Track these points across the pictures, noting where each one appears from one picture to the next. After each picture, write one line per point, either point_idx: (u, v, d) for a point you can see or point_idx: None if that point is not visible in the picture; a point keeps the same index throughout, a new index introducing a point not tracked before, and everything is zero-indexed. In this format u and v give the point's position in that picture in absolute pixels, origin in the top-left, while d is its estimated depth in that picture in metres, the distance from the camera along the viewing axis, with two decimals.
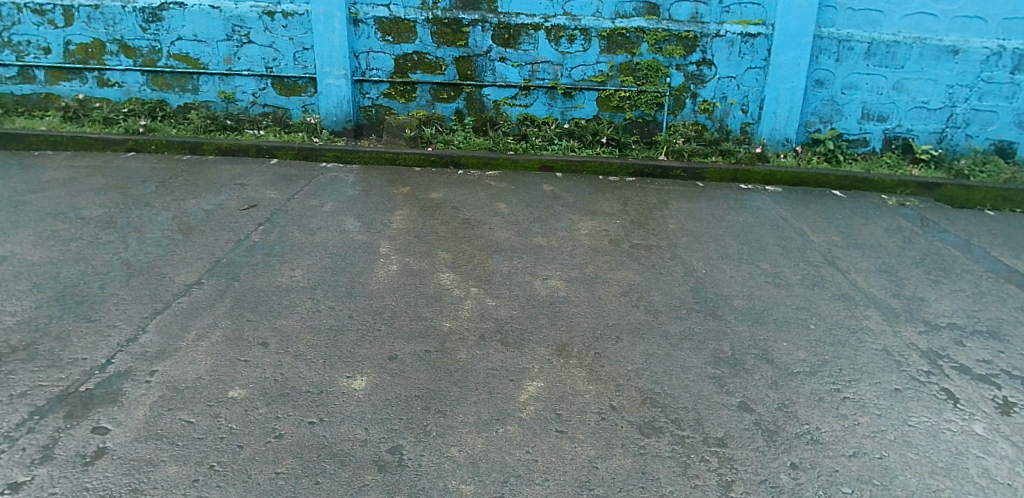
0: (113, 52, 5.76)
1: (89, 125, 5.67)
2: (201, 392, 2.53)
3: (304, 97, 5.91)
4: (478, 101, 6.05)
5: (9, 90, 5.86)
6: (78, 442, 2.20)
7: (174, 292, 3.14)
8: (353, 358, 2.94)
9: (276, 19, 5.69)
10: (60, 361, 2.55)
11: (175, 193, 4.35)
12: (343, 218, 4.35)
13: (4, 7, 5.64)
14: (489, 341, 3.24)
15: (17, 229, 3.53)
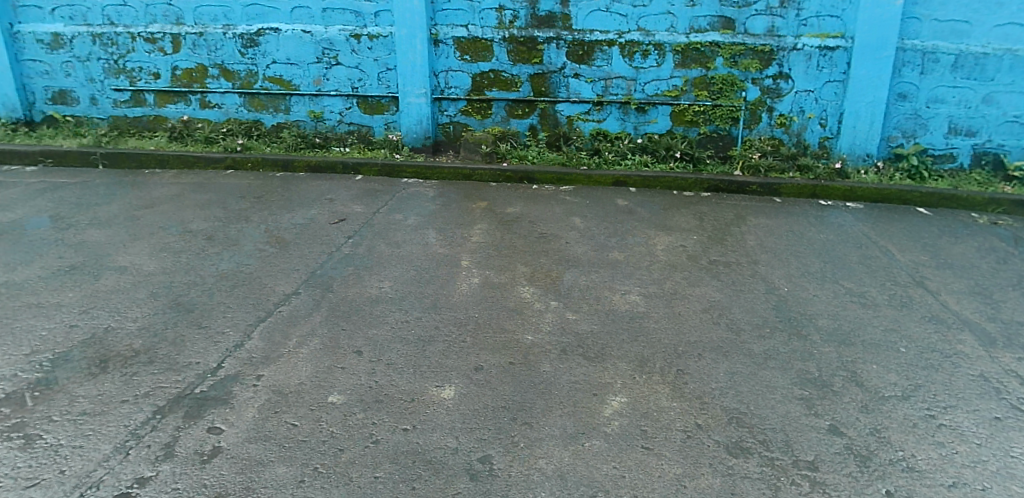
0: (214, 76, 6.13)
1: (192, 144, 6.05)
2: (304, 397, 2.66)
3: (386, 115, 6.13)
4: (552, 117, 6.12)
5: (123, 113, 6.33)
6: (196, 440, 2.34)
7: (275, 301, 3.32)
8: (440, 368, 3.02)
9: (362, 41, 5.92)
10: (176, 365, 2.72)
11: (269, 208, 4.58)
12: (425, 232, 4.47)
13: (120, 36, 6.10)
14: (571, 355, 3.26)
15: (134, 241, 3.81)
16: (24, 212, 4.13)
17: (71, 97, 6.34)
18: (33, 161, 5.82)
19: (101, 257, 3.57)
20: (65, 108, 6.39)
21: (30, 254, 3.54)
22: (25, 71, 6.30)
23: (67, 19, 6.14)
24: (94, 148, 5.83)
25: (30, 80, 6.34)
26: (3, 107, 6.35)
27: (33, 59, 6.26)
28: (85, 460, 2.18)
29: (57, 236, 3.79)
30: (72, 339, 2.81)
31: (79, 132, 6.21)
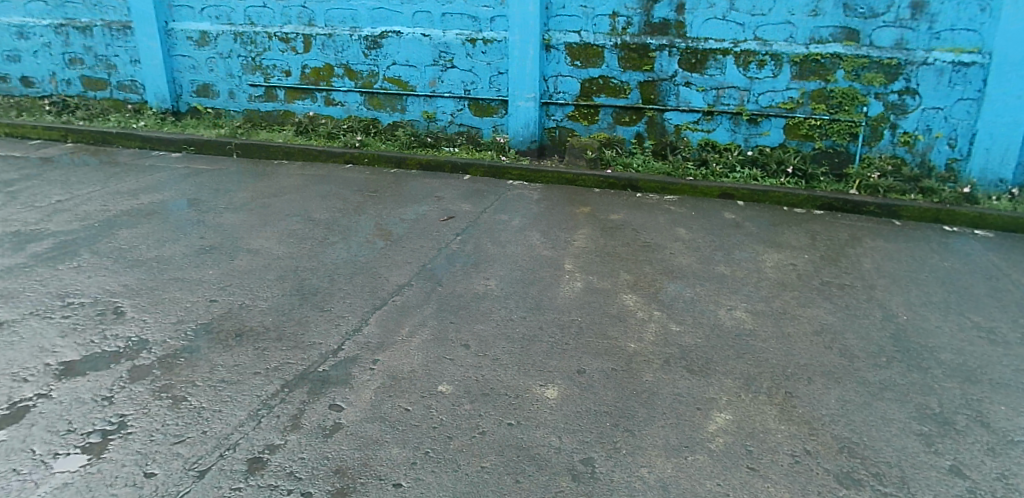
0: (339, 75, 6.49)
1: (315, 139, 6.44)
2: (416, 384, 2.78)
3: (495, 118, 6.27)
4: (660, 125, 6.04)
5: (257, 107, 6.81)
6: (320, 415, 2.49)
7: (389, 291, 3.48)
8: (544, 368, 3.05)
9: (477, 45, 6.09)
10: (302, 344, 2.91)
11: (383, 202, 4.80)
12: (530, 233, 4.53)
13: (258, 36, 6.57)
14: (675, 367, 3.21)
15: (265, 226, 4.10)
16: (171, 194, 4.53)
17: (212, 90, 6.89)
18: (178, 148, 6.38)
19: (235, 239, 3.87)
20: (207, 101, 6.94)
21: (176, 232, 3.88)
22: (175, 65, 6.89)
23: (214, 19, 6.68)
24: (231, 139, 6.32)
25: (179, 74, 6.93)
26: (156, 98, 6.99)
27: (183, 55, 6.85)
28: (224, 423, 2.37)
29: (199, 218, 4.13)
30: (212, 312, 3.06)
31: (218, 123, 6.75)
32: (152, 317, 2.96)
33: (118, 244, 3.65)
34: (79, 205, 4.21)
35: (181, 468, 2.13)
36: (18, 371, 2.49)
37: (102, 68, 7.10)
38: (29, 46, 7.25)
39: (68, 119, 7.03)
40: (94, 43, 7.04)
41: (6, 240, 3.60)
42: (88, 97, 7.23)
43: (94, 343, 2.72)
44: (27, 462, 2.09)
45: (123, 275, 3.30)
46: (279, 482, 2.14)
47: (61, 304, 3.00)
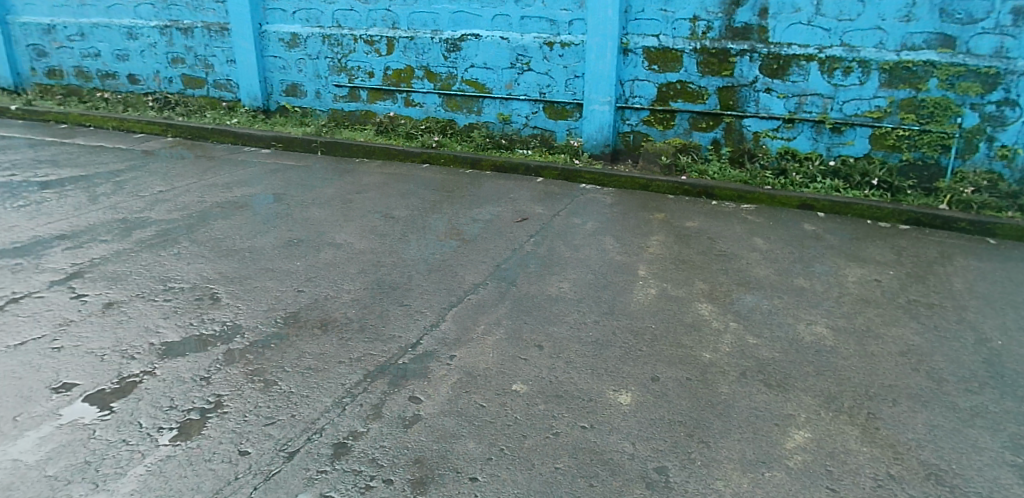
0: (419, 77, 6.65)
1: (394, 139, 6.64)
2: (492, 382, 2.82)
3: (569, 121, 6.28)
4: (738, 132, 5.90)
5: (340, 107, 7.06)
6: (399, 406, 2.57)
7: (465, 289, 3.54)
8: (618, 373, 3.04)
9: (554, 48, 6.12)
10: (383, 336, 3.01)
11: (459, 202, 4.89)
12: (603, 238, 4.52)
13: (345, 38, 6.80)
14: (752, 380, 3.13)
15: (348, 222, 4.25)
16: (260, 188, 4.75)
17: (300, 90, 7.18)
18: (267, 145, 6.69)
19: (320, 232, 4.03)
20: (295, 100, 7.24)
21: (265, 225, 4.07)
22: (266, 65, 7.22)
23: (304, 21, 6.96)
24: (316, 137, 6.58)
25: (270, 74, 7.25)
26: (248, 96, 7.35)
27: (274, 56, 7.16)
28: (311, 408, 2.47)
29: (286, 211, 4.33)
30: (300, 301, 3.20)
31: (305, 121, 7.03)
32: (245, 304, 3.12)
33: (214, 234, 3.86)
34: (178, 196, 4.47)
35: (272, 448, 2.24)
36: (126, 349, 2.67)
37: (201, 67, 7.51)
38: (137, 45, 7.74)
39: (168, 115, 7.49)
40: (195, 44, 7.45)
41: (115, 227, 3.87)
42: (187, 95, 7.68)
43: (193, 325, 2.90)
44: (136, 433, 2.22)
45: (219, 264, 3.49)
46: (362, 468, 2.22)
47: (164, 288, 3.20)
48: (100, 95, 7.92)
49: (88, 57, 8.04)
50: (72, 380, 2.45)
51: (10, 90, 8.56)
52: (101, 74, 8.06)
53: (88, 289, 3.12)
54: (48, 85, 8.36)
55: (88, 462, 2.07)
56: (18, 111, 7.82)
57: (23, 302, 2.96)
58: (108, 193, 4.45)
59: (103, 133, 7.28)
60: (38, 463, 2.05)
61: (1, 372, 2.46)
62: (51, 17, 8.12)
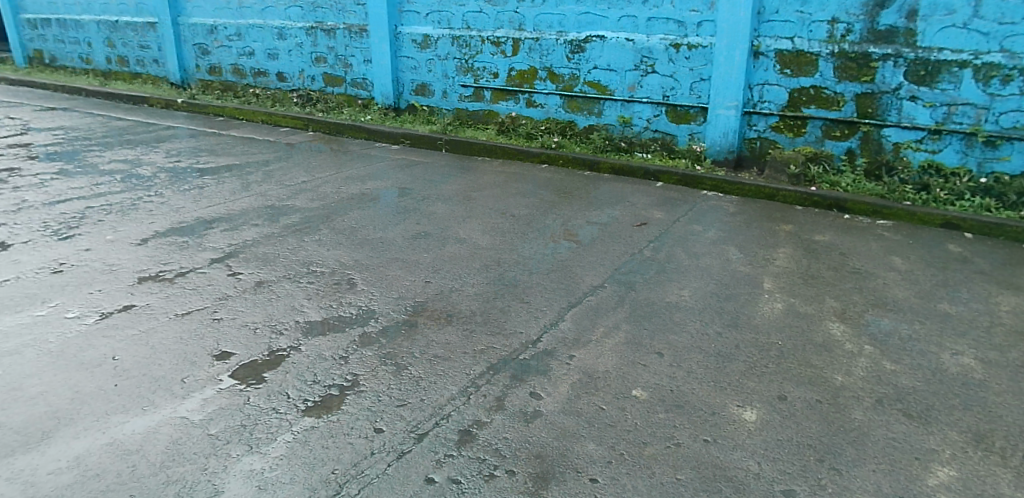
0: (542, 78, 6.73)
1: (515, 139, 6.76)
2: (612, 385, 2.79)
3: (692, 125, 6.13)
4: (875, 142, 5.49)
5: (465, 106, 7.28)
6: (521, 400, 2.61)
7: (584, 290, 3.55)
8: (742, 388, 2.90)
9: (681, 51, 6.00)
10: (505, 331, 3.07)
11: (578, 203, 4.90)
12: (727, 247, 4.37)
13: (473, 39, 7.01)
14: (889, 408, 2.86)
15: (470, 218, 4.38)
16: (390, 183, 4.98)
17: (428, 89, 7.47)
18: (396, 141, 7.02)
19: (446, 227, 4.17)
20: (423, 99, 7.54)
21: (395, 217, 4.27)
22: (399, 65, 7.56)
23: (436, 23, 7.23)
24: (441, 135, 6.82)
25: (401, 74, 7.60)
26: (381, 94, 7.75)
27: (406, 56, 7.49)
28: (438, 395, 2.57)
29: (413, 205, 4.51)
30: (427, 291, 3.34)
31: (430, 120, 7.31)
32: (379, 291, 3.29)
33: (350, 223, 4.10)
34: (318, 186, 4.78)
35: (404, 429, 2.35)
36: (275, 324, 2.90)
37: (340, 67, 8.00)
38: (286, 45, 8.35)
39: (309, 111, 8.03)
40: (336, 45, 7.93)
41: (264, 212, 4.20)
42: (326, 92, 8.19)
43: (333, 307, 3.09)
44: (284, 403, 2.40)
45: (354, 251, 3.71)
46: (486, 456, 2.27)
47: (307, 271, 3.44)
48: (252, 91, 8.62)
49: (244, 56, 8.77)
50: (230, 349, 2.69)
51: (177, 85, 9.49)
52: (254, 72, 8.77)
53: (243, 268, 3.41)
54: (209, 81, 9.21)
55: (245, 425, 2.26)
56: (183, 104, 8.66)
57: (189, 276, 3.28)
58: (258, 181, 4.84)
59: (252, 126, 7.93)
60: (203, 422, 2.26)
61: (171, 337, 2.74)
62: (214, 18, 8.89)
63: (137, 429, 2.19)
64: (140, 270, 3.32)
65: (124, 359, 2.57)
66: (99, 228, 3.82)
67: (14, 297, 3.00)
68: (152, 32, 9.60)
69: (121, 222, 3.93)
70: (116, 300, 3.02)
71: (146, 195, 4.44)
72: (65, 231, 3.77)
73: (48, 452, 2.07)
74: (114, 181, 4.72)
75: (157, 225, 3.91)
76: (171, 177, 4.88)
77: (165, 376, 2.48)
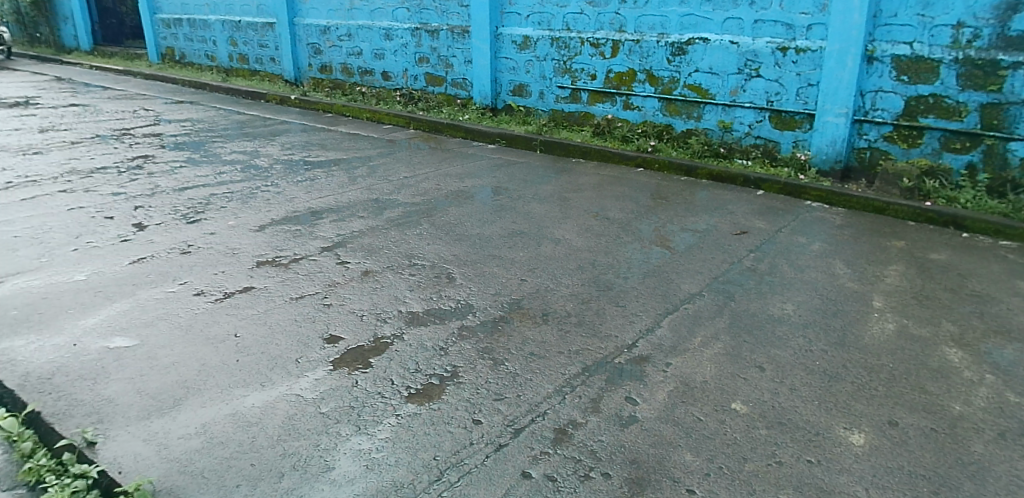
0: (641, 80, 6.67)
1: (610, 141, 6.72)
2: (710, 397, 2.69)
3: (797, 132, 5.88)
4: (1000, 156, 5.01)
5: (561, 107, 7.31)
6: (617, 404, 2.57)
7: (682, 298, 3.48)
8: (850, 410, 2.69)
9: (789, 54, 5.77)
10: (600, 333, 3.06)
11: (673, 209, 4.81)
12: (833, 261, 4.17)
13: (572, 41, 7.02)
14: (1014, 443, 2.53)
15: (566, 219, 4.39)
16: (487, 181, 5.06)
17: (526, 90, 7.54)
18: (493, 140, 7.14)
19: (542, 227, 4.20)
20: (520, 99, 7.63)
21: (492, 215, 4.34)
22: (498, 66, 7.68)
23: (537, 24, 7.29)
24: (536, 135, 6.88)
25: (500, 74, 7.70)
26: (479, 94, 7.90)
27: (505, 57, 7.59)
28: (534, 392, 2.59)
29: (510, 204, 4.57)
30: (524, 289, 3.38)
31: (527, 120, 7.40)
32: (477, 286, 3.36)
33: (449, 219, 4.20)
34: (419, 182, 4.93)
35: (502, 423, 2.38)
36: (380, 312, 3.03)
37: (442, 67, 8.21)
38: (392, 45, 8.64)
39: (410, 109, 8.30)
40: (439, 45, 8.15)
41: (369, 205, 4.37)
42: (427, 92, 8.44)
43: (434, 299, 3.19)
44: (389, 389, 2.50)
45: (452, 246, 3.80)
46: (582, 457, 2.25)
47: (409, 263, 3.55)
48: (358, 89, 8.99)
49: (352, 55, 9.16)
50: (339, 333, 2.83)
51: (291, 82, 10.04)
52: (361, 71, 9.15)
53: (351, 257, 3.57)
54: (320, 78, 9.68)
55: (354, 407, 2.38)
56: (296, 100, 9.15)
57: (302, 262, 3.47)
58: (364, 175, 5.04)
59: (357, 122, 8.28)
60: (315, 400, 2.39)
61: (287, 318, 2.91)
62: (327, 19, 9.32)
63: (256, 403, 2.35)
64: (258, 254, 3.54)
65: (245, 336, 2.75)
66: (222, 214, 4.10)
67: (150, 274, 3.26)
68: (270, 31, 10.19)
69: (241, 209, 4.20)
70: (238, 281, 3.23)
71: (264, 184, 4.72)
72: (193, 215, 4.07)
73: (180, 418, 2.24)
74: (235, 171, 5.04)
75: (273, 213, 4.14)
76: (285, 169, 5.16)
77: (281, 355, 2.64)
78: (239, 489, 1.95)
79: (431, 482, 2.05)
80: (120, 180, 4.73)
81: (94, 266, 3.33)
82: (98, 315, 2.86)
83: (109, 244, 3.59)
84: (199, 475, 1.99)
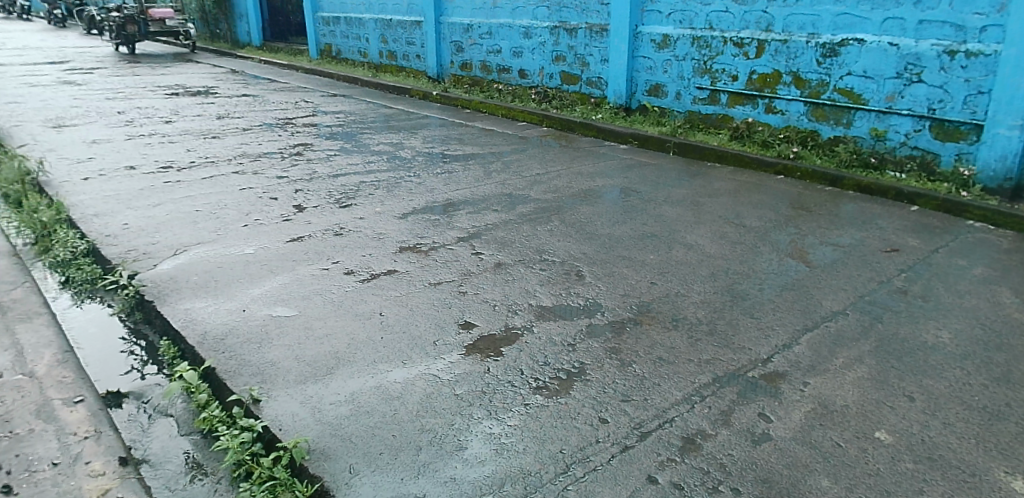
0: (786, 82, 6.36)
1: (749, 145, 6.45)
2: (851, 422, 2.48)
3: (961, 144, 5.32)
4: None
5: (698, 109, 7.14)
6: (749, 419, 2.45)
7: (823, 315, 3.28)
8: (1017, 453, 2.34)
9: (957, 58, 5.23)
10: (733, 345, 2.95)
11: (815, 221, 4.55)
12: (998, 288, 3.73)
13: (715, 40, 6.82)
14: None
15: (699, 224, 4.28)
16: (619, 182, 5.04)
17: (662, 90, 7.42)
18: (624, 140, 7.08)
19: (673, 231, 4.13)
20: (655, 100, 7.52)
21: (623, 216, 4.32)
22: (635, 65, 7.61)
23: (678, 23, 7.15)
24: (670, 137, 6.75)
25: (637, 73, 7.63)
26: (614, 93, 7.86)
27: (643, 56, 7.51)
28: (663, 397, 2.54)
29: (642, 206, 4.53)
30: (654, 293, 3.34)
31: (661, 121, 7.27)
32: (605, 286, 3.37)
33: (580, 218, 4.23)
34: (552, 179, 5.00)
35: (628, 424, 2.36)
36: (512, 304, 3.13)
37: (578, 65, 8.25)
38: (530, 44, 8.80)
39: (544, 107, 8.42)
40: (577, 43, 8.18)
41: (503, 199, 4.50)
42: (562, 90, 8.52)
43: (564, 295, 3.25)
44: (519, 378, 2.58)
45: (582, 245, 3.83)
46: (710, 469, 2.17)
47: (540, 258, 3.63)
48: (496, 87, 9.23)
49: (492, 53, 9.41)
50: (473, 320, 2.97)
51: (433, 78, 10.51)
52: (499, 68, 9.39)
53: (485, 248, 3.70)
54: (460, 75, 10.05)
55: (486, 392, 2.48)
56: (437, 95, 9.55)
57: (440, 250, 3.64)
58: (498, 170, 5.19)
59: (493, 118, 8.52)
60: (451, 381, 2.52)
61: (426, 302, 3.09)
62: (470, 18, 9.65)
63: (398, 379, 2.51)
64: (401, 240, 3.75)
65: (389, 316, 2.95)
66: (370, 201, 4.39)
67: (307, 252, 3.56)
68: (418, 30, 10.71)
69: (386, 197, 4.47)
70: (382, 264, 3.45)
71: (407, 175, 4.99)
72: (344, 200, 4.38)
73: (332, 385, 2.44)
74: (382, 161, 5.37)
75: (415, 202, 4.37)
76: (426, 161, 5.43)
77: (421, 337, 2.80)
78: (382, 456, 2.10)
79: (557, 474, 2.08)
80: (282, 165, 5.19)
81: (260, 241, 3.68)
82: (264, 285, 3.17)
83: (274, 222, 3.96)
84: (348, 440, 2.17)
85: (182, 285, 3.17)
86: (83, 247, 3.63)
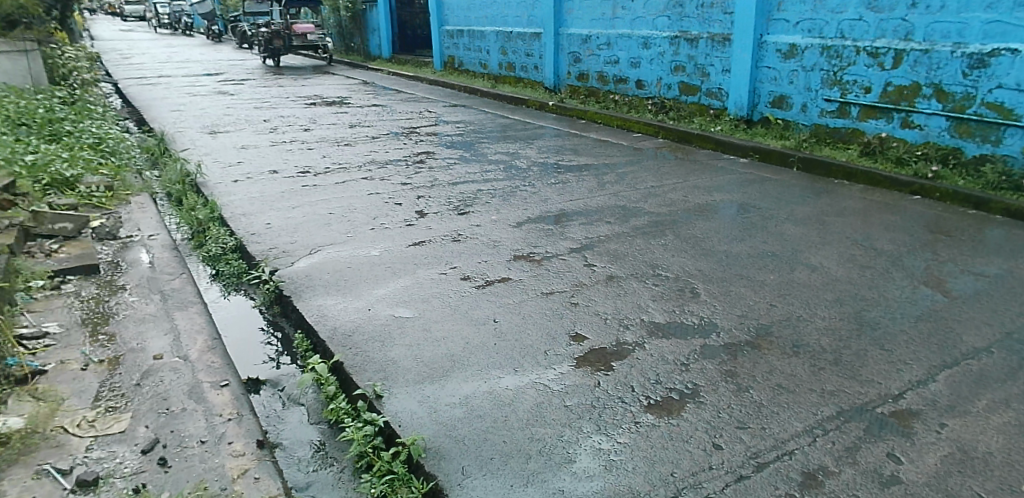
0: (926, 95, 5.89)
1: (881, 162, 6.05)
2: (995, 471, 2.26)
3: None
4: None
5: (826, 122, 6.77)
6: (877, 459, 2.30)
7: (963, 352, 3.01)
8: None
9: None
10: (861, 377, 2.79)
11: (957, 247, 4.18)
12: None
13: (847, 50, 6.45)
14: None
15: (825, 245, 4.07)
16: (738, 197, 4.88)
17: (788, 102, 7.12)
18: (744, 154, 6.84)
19: (796, 251, 3.95)
20: (780, 112, 7.22)
21: (741, 233, 4.18)
22: (759, 76, 7.35)
23: (807, 32, 6.83)
24: (793, 152, 6.46)
25: (760, 84, 7.37)
26: (735, 105, 7.61)
27: (768, 66, 7.24)
28: (782, 427, 2.44)
29: (762, 223, 4.36)
30: (774, 316, 3.22)
31: (784, 134, 6.97)
32: (722, 305, 3.29)
33: (696, 233, 4.15)
34: (667, 192, 4.93)
35: (743, 453, 2.29)
36: (625, 318, 3.12)
37: (698, 75, 8.07)
38: (648, 54, 8.69)
39: (661, 117, 8.30)
40: (697, 53, 8.01)
41: (617, 212, 4.48)
42: (680, 100, 8.35)
43: (678, 312, 3.20)
44: (630, 395, 2.57)
45: (698, 261, 3.76)
46: None
47: (654, 273, 3.60)
48: (612, 97, 9.20)
49: (609, 63, 9.39)
50: (584, 332, 2.99)
51: (550, 89, 10.62)
52: (617, 78, 9.34)
53: (597, 260, 3.71)
54: (576, 85, 10.10)
55: (596, 406, 2.49)
56: (553, 106, 9.65)
57: (553, 260, 3.70)
58: (613, 182, 5.18)
59: (607, 129, 8.50)
60: (561, 392, 2.56)
61: (538, 310, 3.15)
62: (589, 28, 9.67)
63: (510, 386, 2.57)
64: (516, 248, 3.84)
65: (503, 322, 3.03)
66: (487, 209, 4.51)
67: (426, 256, 3.72)
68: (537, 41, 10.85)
69: (502, 205, 4.58)
70: (497, 272, 3.55)
71: (522, 184, 5.08)
72: (462, 207, 4.53)
73: (447, 387, 2.54)
74: (498, 170, 5.50)
75: (530, 212, 4.45)
76: (541, 171, 5.50)
77: (534, 346, 2.86)
78: (492, 462, 2.16)
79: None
80: (406, 172, 5.44)
81: (384, 244, 3.89)
82: (387, 286, 3.35)
83: (397, 226, 4.17)
84: (460, 441, 2.26)
85: (315, 282, 3.41)
86: (232, 243, 3.98)
